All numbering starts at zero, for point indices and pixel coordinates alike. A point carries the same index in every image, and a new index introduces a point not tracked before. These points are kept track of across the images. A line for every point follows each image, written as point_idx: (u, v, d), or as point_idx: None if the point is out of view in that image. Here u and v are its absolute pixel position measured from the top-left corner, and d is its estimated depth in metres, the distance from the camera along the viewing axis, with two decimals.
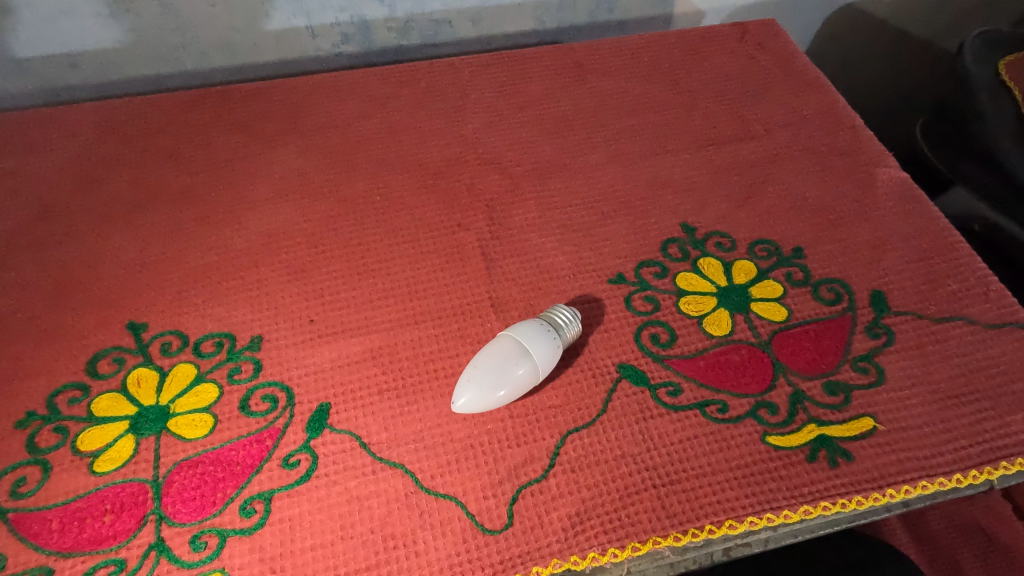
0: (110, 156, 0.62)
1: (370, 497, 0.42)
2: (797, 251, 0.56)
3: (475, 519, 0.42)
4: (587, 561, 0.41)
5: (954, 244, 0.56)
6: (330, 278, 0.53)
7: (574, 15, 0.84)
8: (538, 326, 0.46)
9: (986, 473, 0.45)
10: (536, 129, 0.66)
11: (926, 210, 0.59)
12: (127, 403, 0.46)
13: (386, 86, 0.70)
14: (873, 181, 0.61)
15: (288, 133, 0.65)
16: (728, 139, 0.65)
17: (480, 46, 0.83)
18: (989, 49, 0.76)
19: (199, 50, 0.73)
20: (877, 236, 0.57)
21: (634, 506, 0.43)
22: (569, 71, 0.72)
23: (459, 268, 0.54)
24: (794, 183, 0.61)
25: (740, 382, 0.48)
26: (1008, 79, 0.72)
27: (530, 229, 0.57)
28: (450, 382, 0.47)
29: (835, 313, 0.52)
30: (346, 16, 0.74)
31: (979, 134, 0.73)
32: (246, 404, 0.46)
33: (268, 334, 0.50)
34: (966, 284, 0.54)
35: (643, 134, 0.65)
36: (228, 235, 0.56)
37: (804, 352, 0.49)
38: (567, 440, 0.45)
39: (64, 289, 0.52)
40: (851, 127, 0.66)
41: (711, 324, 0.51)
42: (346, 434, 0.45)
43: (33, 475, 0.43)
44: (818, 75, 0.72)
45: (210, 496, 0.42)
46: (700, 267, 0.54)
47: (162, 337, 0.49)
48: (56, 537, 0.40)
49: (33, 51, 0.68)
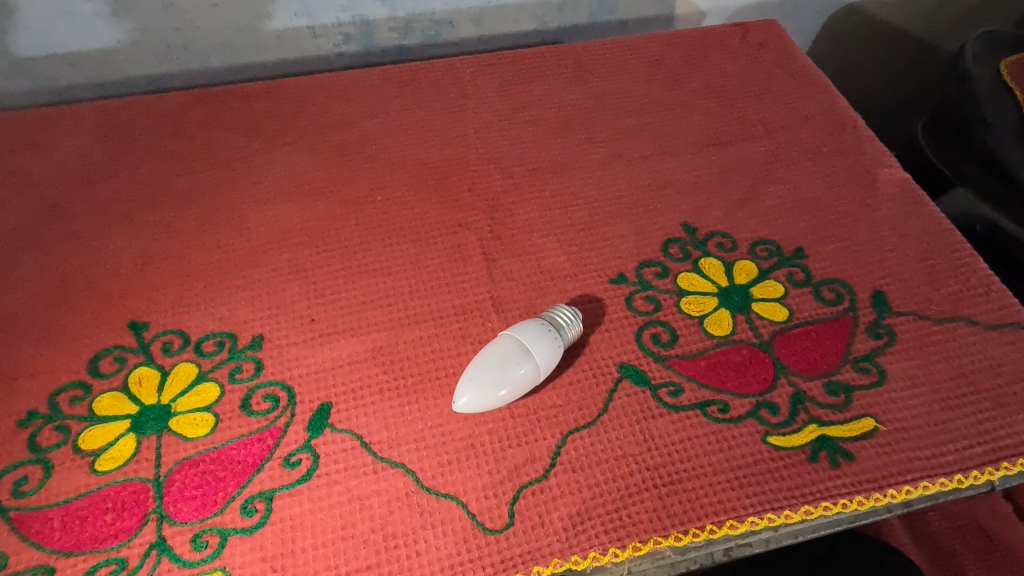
0: (111, 156, 0.62)
1: (371, 497, 0.42)
2: (798, 251, 0.56)
3: (476, 519, 0.42)
4: (587, 561, 0.41)
5: (956, 245, 0.56)
6: (331, 277, 0.53)
7: (575, 15, 0.84)
8: (539, 325, 0.46)
9: (988, 474, 0.45)
10: (537, 129, 0.66)
11: (928, 210, 0.59)
12: (128, 402, 0.46)
13: (388, 86, 0.70)
14: (874, 181, 0.61)
15: (289, 132, 0.65)
16: (729, 140, 0.65)
17: (481, 46, 0.83)
18: (991, 50, 0.77)
19: (201, 50, 0.73)
20: (878, 236, 0.57)
21: (635, 506, 0.43)
22: (570, 72, 0.72)
23: (460, 267, 0.54)
24: (795, 183, 0.61)
25: (741, 382, 0.48)
26: (1009, 80, 0.73)
27: (531, 229, 0.57)
28: (451, 382, 0.47)
29: (837, 313, 0.52)
30: (347, 16, 0.74)
31: (979, 134, 0.73)
32: (247, 403, 0.46)
33: (269, 333, 0.50)
34: (967, 284, 0.54)
35: (644, 134, 0.65)
36: (229, 235, 0.56)
37: (805, 352, 0.49)
38: (568, 440, 0.45)
39: (65, 288, 0.52)
40: (852, 128, 0.66)
41: (712, 324, 0.51)
42: (347, 433, 0.45)
43: (34, 474, 0.43)
44: (819, 75, 0.72)
45: (212, 496, 0.42)
46: (701, 267, 0.54)
47: (163, 336, 0.49)
48: (57, 536, 0.41)
49: (36, 50, 0.68)
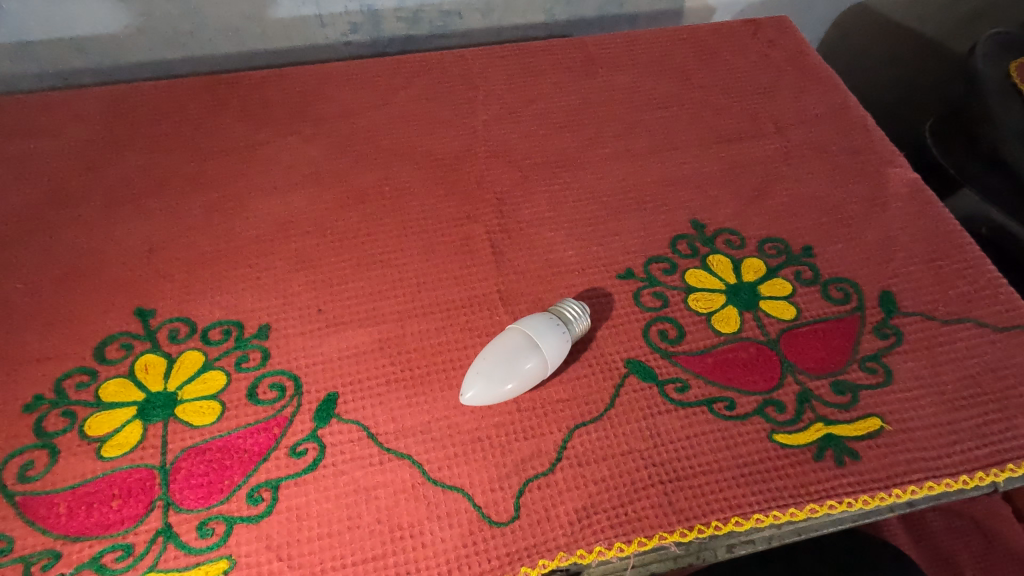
0: (118, 141, 0.61)
1: (378, 488, 0.42)
2: (806, 250, 0.56)
3: (482, 512, 0.42)
4: (593, 554, 0.41)
5: (964, 247, 0.56)
6: (338, 267, 0.53)
7: (584, 8, 0.83)
8: (547, 320, 0.46)
9: (993, 475, 0.45)
10: (547, 123, 0.65)
11: (937, 211, 0.59)
12: (134, 389, 0.46)
13: (396, 77, 0.69)
14: (883, 180, 0.61)
15: (297, 122, 0.64)
16: (739, 136, 0.64)
17: (490, 37, 0.83)
18: (1002, 50, 0.76)
19: (207, 37, 0.73)
20: (886, 236, 0.57)
21: (641, 501, 0.43)
22: (580, 65, 0.72)
23: (467, 260, 0.54)
24: (805, 182, 0.61)
25: (748, 379, 0.48)
26: (1020, 81, 0.73)
27: (539, 223, 0.57)
28: (458, 373, 0.48)
29: (844, 313, 0.52)
30: (356, 5, 0.74)
31: (989, 136, 0.73)
32: (254, 393, 0.46)
33: (276, 323, 0.50)
34: (975, 286, 0.54)
35: (654, 128, 0.65)
36: (235, 224, 0.56)
37: (812, 352, 0.49)
38: (574, 434, 0.45)
39: (72, 274, 0.52)
40: (862, 127, 0.66)
41: (720, 322, 0.51)
42: (353, 424, 0.45)
43: (41, 459, 0.43)
44: (829, 73, 0.71)
45: (218, 484, 0.42)
46: (709, 263, 0.54)
47: (169, 324, 0.49)
48: (63, 521, 0.41)
49: (41, 34, 0.67)
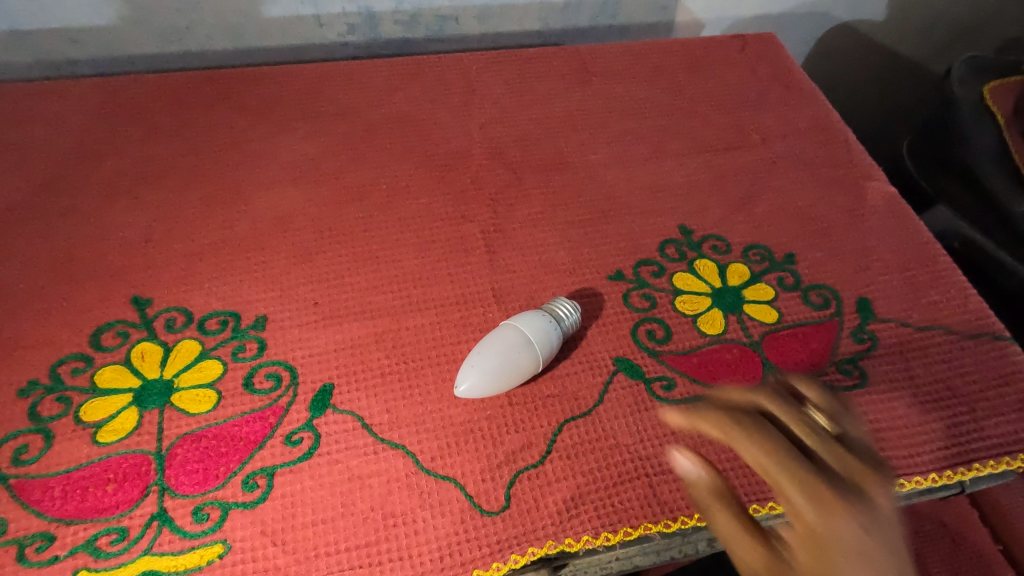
0: (115, 131, 0.62)
1: (372, 476, 0.43)
2: (788, 257, 0.58)
3: (474, 501, 0.43)
4: (580, 543, 0.42)
5: (937, 258, 0.59)
6: (335, 262, 0.54)
7: (578, 18, 0.85)
8: (541, 317, 0.48)
9: (960, 474, 0.47)
10: (540, 127, 0.67)
11: (913, 224, 0.62)
12: (130, 376, 0.46)
13: (393, 78, 0.71)
14: (863, 192, 0.64)
15: (294, 119, 0.65)
16: (725, 146, 0.67)
17: (485, 43, 0.84)
18: (976, 73, 0.80)
19: (206, 32, 0.73)
20: (864, 246, 0.59)
21: (627, 493, 0.44)
22: (574, 73, 0.73)
23: (461, 258, 0.55)
24: (788, 193, 0.63)
25: (732, 379, 0.50)
26: (993, 106, 0.75)
27: (532, 224, 0.58)
28: (452, 367, 0.49)
29: (823, 317, 0.54)
30: (354, 7, 0.75)
31: (962, 154, 0.76)
32: (250, 382, 0.47)
33: (273, 315, 0.50)
34: (947, 295, 0.56)
35: (644, 136, 0.67)
36: (232, 217, 0.56)
37: (792, 354, 0.52)
38: (564, 428, 0.46)
39: (68, 261, 0.52)
40: (843, 141, 0.68)
41: (705, 323, 0.53)
42: (348, 414, 0.46)
43: (35, 443, 0.43)
44: (813, 89, 0.74)
45: (213, 470, 0.43)
46: (696, 267, 0.56)
47: (166, 313, 0.50)
48: (57, 504, 0.41)
49: (39, 23, 0.68)
